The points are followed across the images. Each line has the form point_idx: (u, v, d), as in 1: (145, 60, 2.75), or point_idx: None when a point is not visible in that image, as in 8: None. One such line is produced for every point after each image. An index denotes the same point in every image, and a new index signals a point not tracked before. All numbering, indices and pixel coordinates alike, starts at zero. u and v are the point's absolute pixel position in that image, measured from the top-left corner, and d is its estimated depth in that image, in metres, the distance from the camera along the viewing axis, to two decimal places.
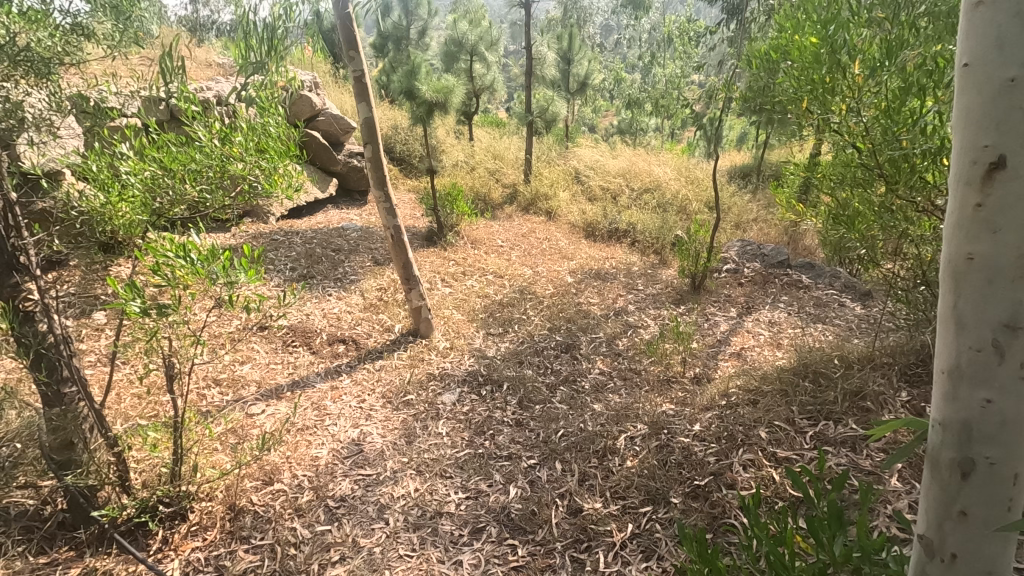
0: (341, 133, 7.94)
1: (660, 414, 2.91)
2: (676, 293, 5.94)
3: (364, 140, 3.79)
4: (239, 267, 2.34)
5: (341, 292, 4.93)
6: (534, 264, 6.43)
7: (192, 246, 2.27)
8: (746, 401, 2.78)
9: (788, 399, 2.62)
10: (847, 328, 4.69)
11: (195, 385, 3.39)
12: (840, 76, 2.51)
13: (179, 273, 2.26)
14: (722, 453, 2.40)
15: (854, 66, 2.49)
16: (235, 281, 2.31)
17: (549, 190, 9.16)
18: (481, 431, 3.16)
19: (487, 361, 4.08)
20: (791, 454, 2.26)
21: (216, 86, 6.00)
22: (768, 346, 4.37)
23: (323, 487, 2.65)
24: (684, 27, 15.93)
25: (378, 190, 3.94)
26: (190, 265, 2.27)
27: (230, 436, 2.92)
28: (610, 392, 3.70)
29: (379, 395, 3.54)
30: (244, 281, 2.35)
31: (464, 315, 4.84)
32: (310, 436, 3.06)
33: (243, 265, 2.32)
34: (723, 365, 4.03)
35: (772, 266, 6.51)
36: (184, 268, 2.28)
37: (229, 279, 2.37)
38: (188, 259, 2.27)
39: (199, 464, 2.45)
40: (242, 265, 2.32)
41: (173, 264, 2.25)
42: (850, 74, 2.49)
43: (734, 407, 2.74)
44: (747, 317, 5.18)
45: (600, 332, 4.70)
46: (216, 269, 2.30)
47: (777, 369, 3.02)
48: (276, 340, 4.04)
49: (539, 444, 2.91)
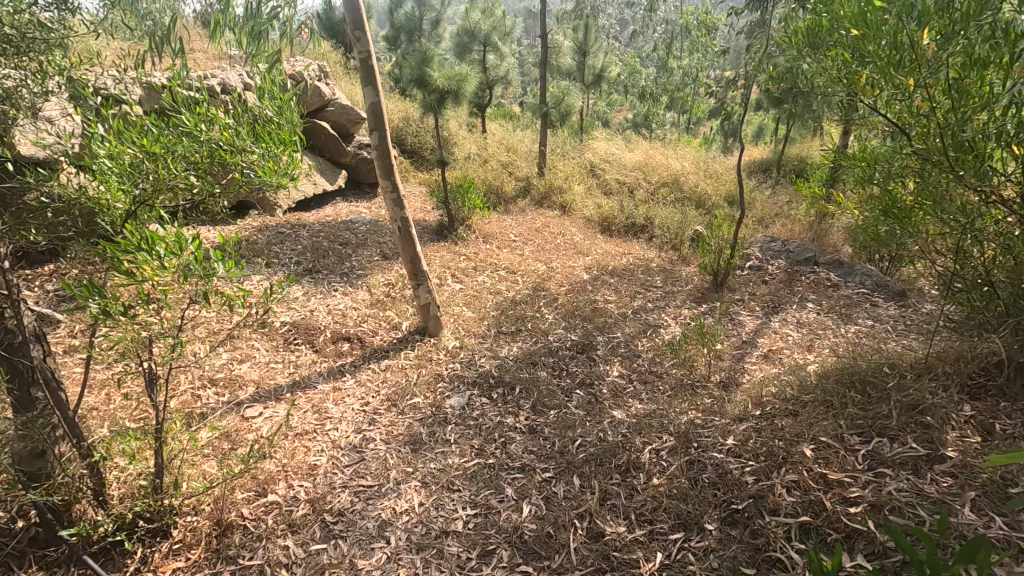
0: (350, 124, 7.74)
1: (687, 424, 2.67)
2: (697, 290, 5.67)
3: (370, 127, 3.54)
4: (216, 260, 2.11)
5: (348, 288, 4.73)
6: (548, 260, 6.20)
7: (160, 237, 2.01)
8: (784, 412, 2.54)
9: (834, 412, 2.38)
10: (881, 330, 4.41)
11: (190, 385, 3.20)
12: (906, 47, 2.20)
13: (147, 268, 1.98)
14: (762, 473, 2.16)
15: (922, 36, 2.18)
16: (212, 276, 2.10)
17: (564, 183, 8.91)
18: (492, 439, 2.94)
19: (499, 362, 3.86)
20: (844, 476, 2.02)
21: (221, 74, 5.82)
22: (798, 348, 4.11)
23: (320, 500, 2.45)
24: (703, 19, 15.53)
25: (385, 180, 3.72)
26: (160, 259, 2.01)
27: (223, 442, 2.74)
28: (630, 398, 3.46)
29: (383, 398, 3.33)
30: (222, 275, 2.13)
31: (475, 312, 4.63)
32: (309, 443, 2.87)
33: (220, 259, 2.09)
34: (751, 369, 3.77)
35: (797, 263, 6.20)
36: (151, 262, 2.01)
37: (205, 272, 2.15)
38: (158, 251, 2.01)
39: (183, 475, 2.25)
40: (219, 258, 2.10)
41: (138, 258, 1.98)
42: (918, 45, 2.18)
43: (770, 418, 2.50)
44: (774, 317, 4.90)
45: (618, 332, 4.47)
46: (190, 262, 2.07)
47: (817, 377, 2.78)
48: (277, 338, 3.85)
49: (554, 454, 2.68)
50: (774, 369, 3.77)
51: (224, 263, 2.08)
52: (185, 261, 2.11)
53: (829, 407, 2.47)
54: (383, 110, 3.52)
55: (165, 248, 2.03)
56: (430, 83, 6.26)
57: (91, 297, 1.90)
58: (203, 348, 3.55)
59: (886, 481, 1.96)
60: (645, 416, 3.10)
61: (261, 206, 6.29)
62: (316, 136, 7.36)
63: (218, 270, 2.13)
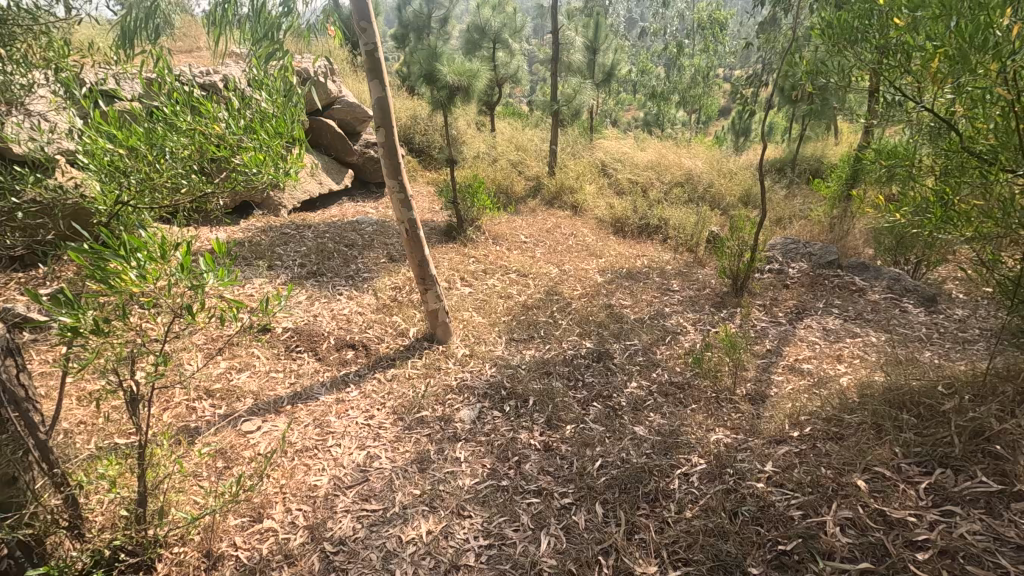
0: (356, 122, 7.56)
1: (718, 447, 2.52)
2: (715, 294, 5.45)
3: (376, 123, 3.33)
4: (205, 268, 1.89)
5: (353, 291, 4.55)
6: (560, 262, 5.98)
7: (141, 244, 1.78)
8: (828, 435, 2.44)
9: (887, 439, 2.28)
10: (914, 340, 4.18)
11: (184, 396, 3.03)
12: (987, 28, 1.98)
13: (124, 279, 1.75)
14: (810, 508, 2.05)
15: (1003, 17, 1.96)
16: (201, 285, 1.88)
17: (575, 183, 8.69)
18: (505, 457, 2.74)
19: (511, 371, 3.66)
20: (909, 515, 1.92)
21: (224, 69, 5.66)
22: (827, 358, 3.89)
23: (320, 526, 2.28)
24: (716, 15, 15.25)
25: (391, 180, 3.50)
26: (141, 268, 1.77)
27: (217, 461, 2.57)
28: (651, 412, 3.25)
29: (388, 411, 3.14)
30: (212, 284, 1.91)
31: (486, 318, 4.43)
32: (310, 461, 2.68)
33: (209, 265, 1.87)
34: (780, 382, 3.55)
35: (820, 266, 5.96)
36: (130, 270, 1.78)
37: (192, 280, 1.93)
38: (138, 259, 1.78)
39: (169, 502, 2.07)
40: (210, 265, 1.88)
41: (114, 266, 1.74)
42: (1000, 26, 1.96)
43: (811, 441, 2.42)
44: (799, 324, 4.67)
45: (635, 339, 4.27)
46: (176, 270, 1.84)
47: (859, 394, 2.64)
48: (278, 345, 3.67)
49: (573, 477, 2.50)
50: (804, 382, 3.55)
51: (215, 270, 1.86)
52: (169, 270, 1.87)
53: (879, 433, 2.37)
54: (388, 103, 3.30)
55: (146, 256, 1.79)
56: (439, 79, 6.07)
57: (62, 309, 1.68)
58: (199, 356, 3.38)
59: (956, 521, 1.86)
60: (669, 434, 2.90)
61: (264, 206, 6.13)
62: (322, 135, 7.19)
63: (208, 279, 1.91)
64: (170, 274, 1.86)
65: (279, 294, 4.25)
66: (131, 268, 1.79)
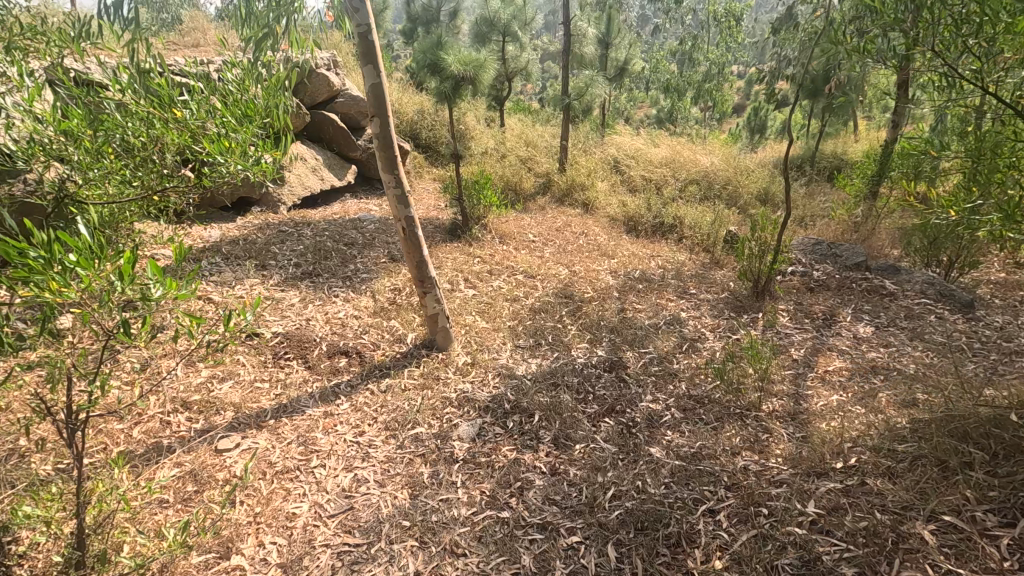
0: (361, 116, 7.33)
1: (747, 482, 2.32)
2: (735, 298, 5.13)
3: (370, 112, 3.03)
4: (153, 276, 1.46)
5: (350, 293, 4.29)
6: (569, 262, 5.69)
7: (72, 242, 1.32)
8: (878, 471, 2.25)
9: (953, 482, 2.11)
10: (954, 352, 3.86)
11: (158, 410, 2.78)
12: None
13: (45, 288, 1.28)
14: (868, 566, 1.87)
15: None
16: (150, 298, 1.44)
17: (586, 180, 8.38)
18: (506, 483, 2.48)
19: (516, 382, 3.38)
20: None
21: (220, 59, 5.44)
22: (859, 373, 3.58)
23: (295, 565, 2.03)
24: (732, 8, 14.84)
25: (386, 174, 3.20)
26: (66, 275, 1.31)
27: (187, 484, 2.34)
28: (670, 431, 2.96)
29: (381, 426, 2.87)
30: (163, 298, 1.48)
31: (490, 323, 4.15)
32: (289, 485, 2.43)
33: (160, 273, 1.45)
34: (810, 399, 3.23)
35: (847, 268, 5.63)
36: (54, 276, 1.32)
37: (136, 292, 1.46)
38: (66, 263, 1.32)
39: (113, 542, 1.83)
40: (160, 273, 1.46)
41: (33, 270, 1.27)
42: None
43: (860, 475, 2.24)
44: (827, 332, 4.36)
45: (650, 347, 4.04)
46: (116, 281, 1.38)
47: (910, 424, 2.44)
48: (265, 352, 3.42)
49: (583, 511, 2.28)
50: (837, 401, 3.23)
51: (171, 280, 1.44)
52: (106, 281, 1.41)
53: (944, 469, 2.21)
54: (383, 84, 3.01)
55: (78, 260, 1.32)
56: (444, 68, 5.72)
57: None
58: (179, 364, 3.14)
59: None
60: (691, 458, 2.60)
61: (263, 203, 5.90)
62: (324, 129, 6.95)
63: (157, 291, 1.48)
64: (107, 283, 1.41)
65: (248, 302, 3.86)
66: (56, 274, 1.32)
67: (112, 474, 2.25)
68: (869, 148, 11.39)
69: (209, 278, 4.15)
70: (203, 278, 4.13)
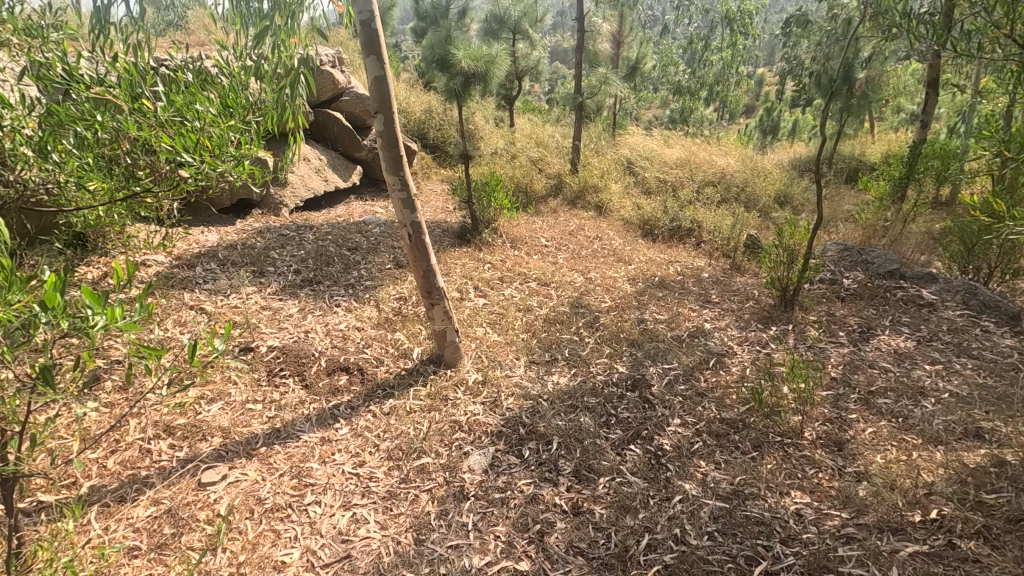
0: (366, 115, 7.07)
1: (806, 540, 2.13)
2: (762, 308, 4.82)
3: (374, 109, 2.75)
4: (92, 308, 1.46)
5: (353, 302, 4.03)
6: (584, 269, 5.41)
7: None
8: (967, 530, 2.11)
9: None
10: (1011, 374, 3.53)
11: (138, 435, 2.52)
12: None
13: None
14: None
15: None
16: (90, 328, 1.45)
17: (599, 181, 8.08)
18: (527, 528, 2.24)
19: (531, 404, 3.10)
20: None
21: None
22: (906, 397, 3.28)
23: None
24: (747, 6, 14.49)
25: (390, 177, 2.93)
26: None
27: (164, 525, 2.09)
28: (704, 462, 2.68)
29: (383, 455, 2.61)
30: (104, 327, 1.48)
31: (502, 336, 3.86)
32: (280, 525, 2.17)
33: (99, 302, 1.45)
34: (856, 426, 2.95)
35: (878, 276, 5.31)
36: None
37: (77, 325, 1.45)
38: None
39: None
40: (101, 304, 1.46)
41: None
42: None
43: (946, 535, 2.10)
44: (865, 347, 4.05)
45: (675, 362, 3.77)
46: (47, 310, 1.36)
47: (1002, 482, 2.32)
48: (260, 368, 3.15)
49: (622, 567, 2.07)
50: (886, 429, 2.94)
51: (110, 306, 1.45)
52: (35, 315, 1.38)
53: None
54: (387, 76, 2.72)
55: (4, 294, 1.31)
56: (453, 64, 5.41)
57: None
58: (165, 384, 2.88)
59: None
60: (733, 498, 2.36)
61: (264, 205, 5.65)
62: (329, 129, 6.69)
63: (98, 322, 1.48)
64: (38, 316, 1.39)
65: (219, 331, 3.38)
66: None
67: (68, 522, 1.96)
68: (889, 149, 11.03)
69: (202, 286, 3.89)
70: (197, 286, 3.87)
